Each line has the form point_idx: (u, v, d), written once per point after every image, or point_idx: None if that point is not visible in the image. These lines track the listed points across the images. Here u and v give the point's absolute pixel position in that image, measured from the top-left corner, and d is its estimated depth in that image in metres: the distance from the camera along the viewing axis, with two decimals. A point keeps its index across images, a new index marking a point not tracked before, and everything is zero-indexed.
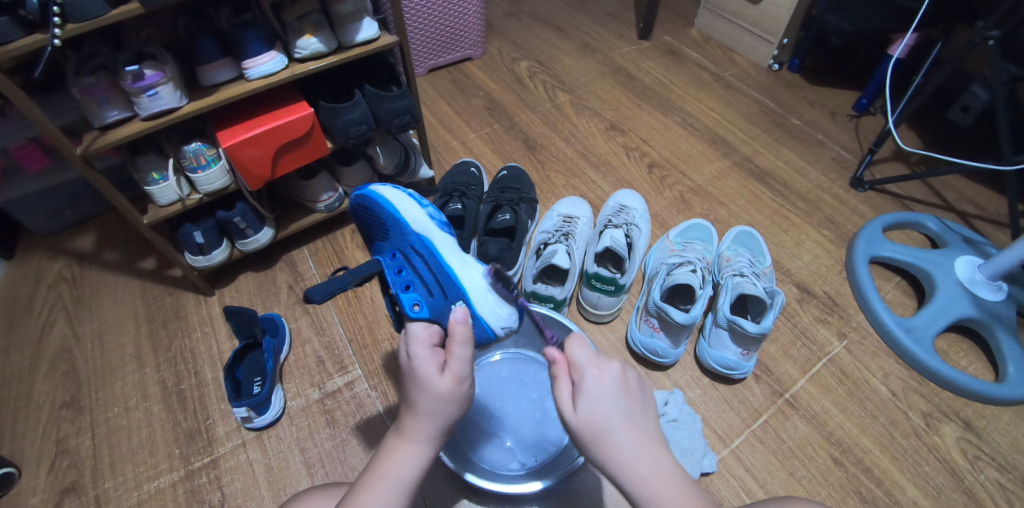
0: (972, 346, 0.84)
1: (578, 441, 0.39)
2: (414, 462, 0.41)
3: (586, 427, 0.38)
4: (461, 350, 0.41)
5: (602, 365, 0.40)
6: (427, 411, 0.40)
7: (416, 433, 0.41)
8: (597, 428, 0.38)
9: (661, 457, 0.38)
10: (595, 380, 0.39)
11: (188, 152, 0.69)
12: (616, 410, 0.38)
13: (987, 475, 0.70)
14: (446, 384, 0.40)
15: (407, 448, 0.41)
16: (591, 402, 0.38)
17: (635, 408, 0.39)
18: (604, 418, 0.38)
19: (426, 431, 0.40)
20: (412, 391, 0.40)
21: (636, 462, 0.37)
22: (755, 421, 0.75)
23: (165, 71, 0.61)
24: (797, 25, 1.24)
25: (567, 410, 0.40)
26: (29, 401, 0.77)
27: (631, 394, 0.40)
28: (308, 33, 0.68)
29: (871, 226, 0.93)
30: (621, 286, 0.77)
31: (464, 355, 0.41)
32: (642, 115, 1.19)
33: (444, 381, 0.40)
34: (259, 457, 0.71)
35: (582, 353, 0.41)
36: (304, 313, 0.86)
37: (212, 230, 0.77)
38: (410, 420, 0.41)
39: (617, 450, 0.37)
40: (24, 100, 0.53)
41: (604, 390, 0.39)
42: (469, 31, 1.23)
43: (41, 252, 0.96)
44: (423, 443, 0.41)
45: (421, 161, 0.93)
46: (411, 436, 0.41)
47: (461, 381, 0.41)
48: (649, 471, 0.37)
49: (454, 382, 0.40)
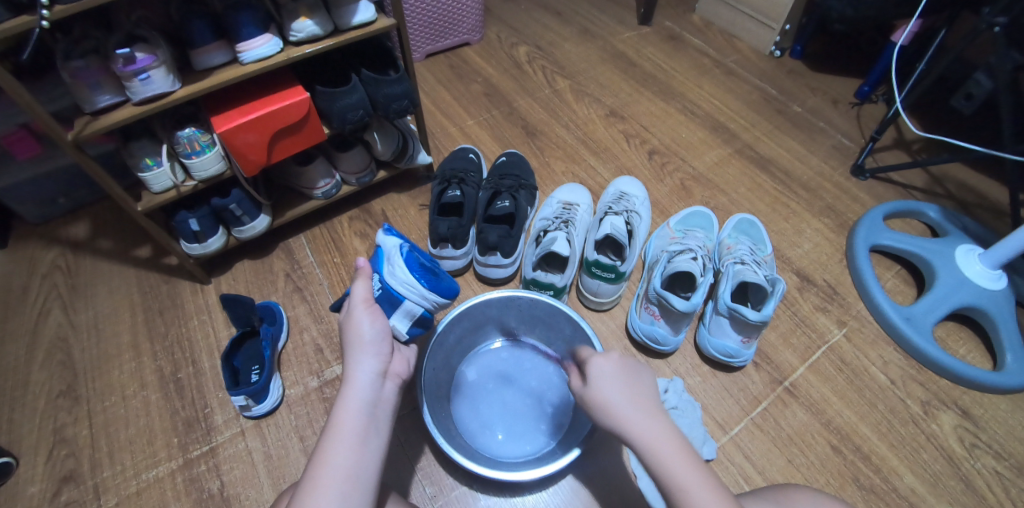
0: (970, 334, 0.84)
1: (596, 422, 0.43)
2: (359, 410, 0.43)
3: (599, 406, 0.42)
4: (361, 283, 0.50)
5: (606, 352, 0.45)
6: (358, 348, 0.46)
7: (355, 377, 0.45)
8: (607, 408, 0.41)
9: (668, 427, 0.40)
10: (600, 366, 0.44)
11: (182, 138, 0.67)
12: (623, 389, 0.42)
13: (984, 462, 0.71)
14: (356, 317, 0.48)
15: (348, 394, 0.44)
16: (603, 381, 0.43)
17: (639, 384, 0.43)
18: (613, 400, 0.41)
19: (365, 370, 0.46)
20: (347, 337, 0.48)
21: (643, 427, 0.40)
22: (755, 409, 0.76)
23: (157, 54, 0.60)
24: (799, 11, 1.22)
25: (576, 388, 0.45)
26: (25, 391, 0.76)
27: (633, 372, 0.44)
28: (303, 15, 0.66)
29: (872, 214, 0.92)
30: (621, 274, 0.76)
31: (363, 288, 0.50)
32: (642, 102, 1.18)
33: (353, 313, 0.48)
34: (258, 445, 0.71)
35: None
36: (302, 300, 0.85)
37: (208, 218, 0.76)
38: (349, 363, 0.46)
39: (629, 422, 0.40)
40: (12, 84, 0.52)
41: (611, 369, 0.43)
42: (467, 16, 1.22)
43: (34, 240, 0.95)
44: (368, 383, 0.45)
45: (419, 147, 0.91)
46: (354, 381, 0.45)
47: (362, 308, 0.48)
48: (657, 436, 0.39)
49: (355, 311, 0.48)
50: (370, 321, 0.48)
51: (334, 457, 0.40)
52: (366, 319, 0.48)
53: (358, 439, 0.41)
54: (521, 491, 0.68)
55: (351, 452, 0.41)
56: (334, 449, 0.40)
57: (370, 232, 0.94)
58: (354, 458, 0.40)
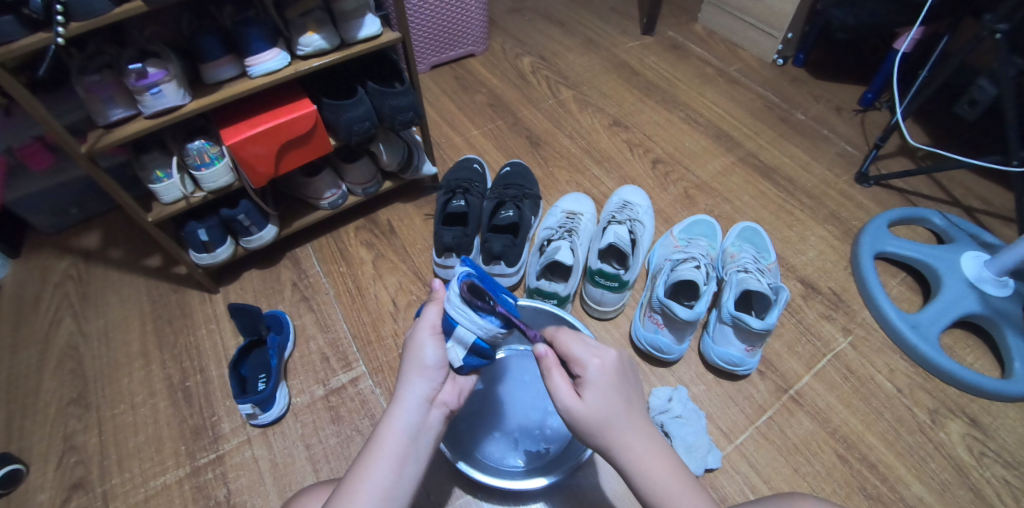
0: (977, 342, 0.84)
1: (582, 428, 0.43)
2: (406, 431, 0.42)
3: (593, 417, 0.42)
4: (432, 307, 0.45)
5: (601, 354, 0.44)
6: (416, 370, 0.44)
7: (408, 398, 0.43)
8: (603, 419, 0.42)
9: (653, 437, 0.43)
10: (599, 371, 0.43)
11: (192, 150, 0.69)
12: (618, 399, 0.43)
13: (993, 471, 0.70)
14: (418, 340, 0.44)
15: (397, 413, 0.43)
16: (598, 392, 0.42)
17: (629, 389, 0.44)
18: (608, 412, 0.42)
19: (416, 392, 0.43)
20: (405, 357, 0.45)
21: (632, 442, 0.42)
22: (760, 417, 0.75)
23: (168, 69, 0.61)
24: (801, 19, 1.23)
25: (571, 400, 0.42)
26: (36, 399, 0.77)
27: (622, 375, 0.44)
28: (311, 30, 0.68)
29: (877, 222, 0.92)
30: (625, 282, 0.76)
31: (434, 312, 0.45)
32: (646, 111, 1.19)
33: (417, 338, 0.45)
34: (264, 453, 0.71)
35: (581, 345, 0.44)
36: (309, 309, 0.86)
37: (216, 229, 0.77)
38: (402, 385, 0.44)
39: (619, 435, 0.42)
40: (28, 97, 0.53)
41: (608, 377, 0.43)
42: (472, 27, 1.23)
43: (47, 250, 0.96)
44: (416, 407, 0.43)
45: (424, 158, 0.92)
46: (402, 402, 0.43)
47: (428, 335, 0.44)
48: (644, 448, 0.42)
49: (420, 336, 0.44)
50: (433, 346, 0.44)
51: (371, 477, 0.40)
52: (430, 345, 0.44)
53: (398, 462, 0.41)
54: (525, 501, 0.68)
55: (391, 471, 0.40)
56: (372, 468, 0.40)
57: (376, 242, 0.95)
58: (393, 478, 0.40)
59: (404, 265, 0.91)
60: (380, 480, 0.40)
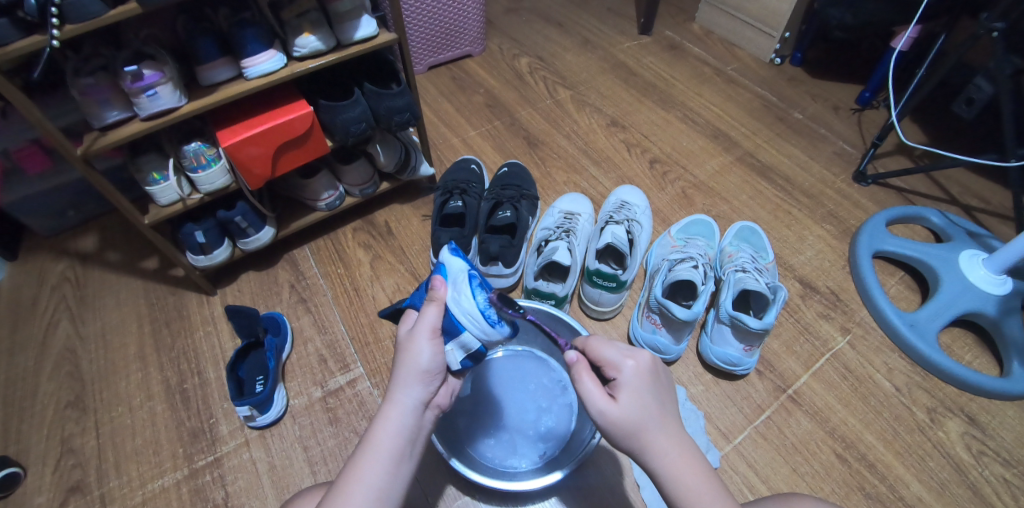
0: (976, 341, 0.84)
1: (617, 432, 0.42)
2: (401, 434, 0.42)
3: (628, 419, 0.42)
4: (432, 308, 0.44)
5: (635, 355, 0.44)
6: (413, 374, 0.43)
7: (403, 402, 0.42)
8: (637, 422, 0.41)
9: (688, 443, 0.42)
10: (633, 371, 0.43)
11: (188, 152, 0.69)
12: (652, 401, 0.43)
13: (992, 470, 0.70)
14: (416, 343, 0.43)
15: (393, 416, 0.42)
16: (631, 394, 0.42)
17: (664, 394, 0.44)
18: (643, 416, 0.42)
19: (412, 395, 0.43)
20: (401, 359, 0.44)
21: (667, 448, 0.41)
22: (759, 417, 0.75)
23: (164, 71, 0.61)
24: (798, 19, 1.23)
25: (605, 403, 0.42)
26: (33, 402, 0.77)
27: (656, 377, 0.44)
28: (307, 32, 0.68)
29: (874, 220, 0.92)
30: (622, 283, 0.76)
31: (434, 315, 0.43)
32: (643, 111, 1.19)
33: (415, 341, 0.43)
34: (262, 455, 0.71)
35: (614, 348, 0.45)
36: (306, 311, 0.86)
37: (213, 230, 0.77)
38: (397, 386, 0.43)
39: (655, 440, 0.41)
40: (23, 100, 0.53)
41: (641, 379, 0.43)
42: (469, 28, 1.23)
43: (44, 252, 0.96)
44: (411, 410, 0.43)
45: (421, 159, 0.93)
46: (398, 404, 0.42)
47: (426, 338, 0.43)
48: (681, 455, 0.41)
49: (418, 339, 0.43)
50: (431, 351, 0.43)
51: (367, 478, 0.40)
52: (428, 349, 0.43)
53: (393, 463, 0.41)
54: (524, 502, 0.68)
55: (386, 471, 0.40)
56: (367, 469, 0.40)
57: (374, 243, 0.95)
58: (389, 479, 0.40)
59: (401, 267, 0.91)
60: (375, 483, 0.40)
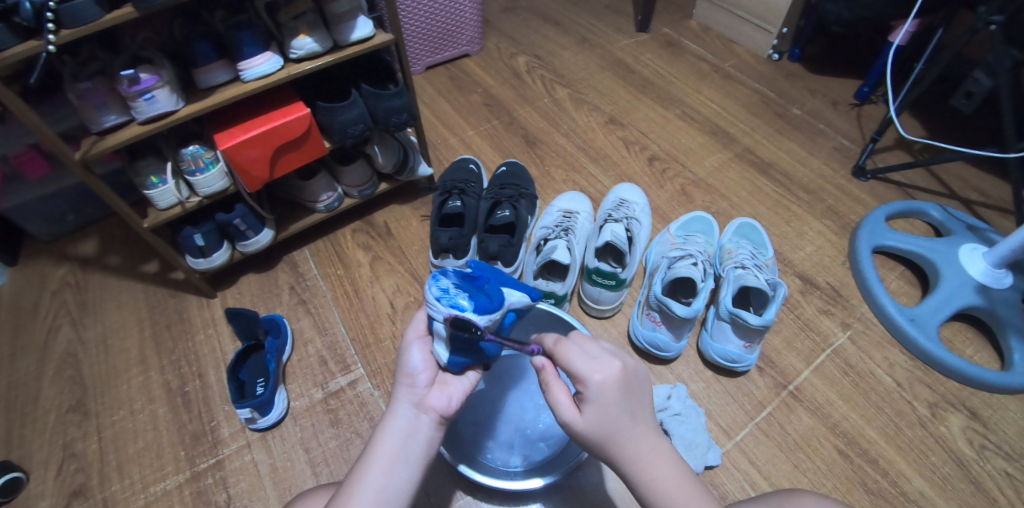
0: (977, 335, 0.83)
1: (585, 439, 0.42)
2: (398, 436, 0.42)
3: (595, 430, 0.41)
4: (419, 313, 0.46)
5: (602, 369, 0.41)
6: (403, 378, 0.45)
7: (398, 405, 0.44)
8: (605, 432, 0.41)
9: (659, 446, 0.42)
10: (598, 388, 0.41)
11: (187, 155, 0.69)
12: (621, 413, 0.41)
13: (994, 464, 0.70)
14: (404, 347, 0.46)
15: (390, 420, 0.43)
16: (597, 408, 0.41)
17: (635, 403, 0.42)
18: (610, 427, 0.41)
19: (403, 398, 0.44)
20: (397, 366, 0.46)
21: (637, 452, 0.41)
22: (760, 413, 0.75)
23: (161, 75, 0.61)
24: (795, 14, 1.22)
25: (571, 414, 0.42)
26: (35, 406, 0.77)
27: (627, 388, 0.42)
28: (303, 33, 0.68)
29: (874, 216, 0.92)
30: (622, 281, 0.76)
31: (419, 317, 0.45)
32: (641, 108, 1.19)
33: (407, 343, 0.46)
34: (264, 457, 0.71)
35: (582, 360, 0.42)
36: (306, 313, 0.86)
37: (212, 233, 0.77)
38: (395, 393, 0.45)
39: (625, 448, 0.41)
40: (20, 106, 0.53)
41: (607, 395, 0.41)
42: (466, 28, 1.23)
43: (44, 257, 0.96)
44: (405, 411, 0.44)
45: (420, 160, 0.93)
46: (394, 408, 0.44)
47: (412, 340, 0.46)
48: (651, 458, 0.41)
49: (406, 343, 0.46)
50: (416, 350, 0.45)
51: (366, 480, 0.40)
52: (415, 349, 0.45)
53: (389, 464, 0.41)
54: (525, 501, 0.68)
55: (384, 474, 0.41)
56: (367, 473, 0.41)
57: (373, 244, 0.95)
58: (388, 482, 0.40)
59: (401, 267, 0.91)
60: (373, 486, 0.40)
